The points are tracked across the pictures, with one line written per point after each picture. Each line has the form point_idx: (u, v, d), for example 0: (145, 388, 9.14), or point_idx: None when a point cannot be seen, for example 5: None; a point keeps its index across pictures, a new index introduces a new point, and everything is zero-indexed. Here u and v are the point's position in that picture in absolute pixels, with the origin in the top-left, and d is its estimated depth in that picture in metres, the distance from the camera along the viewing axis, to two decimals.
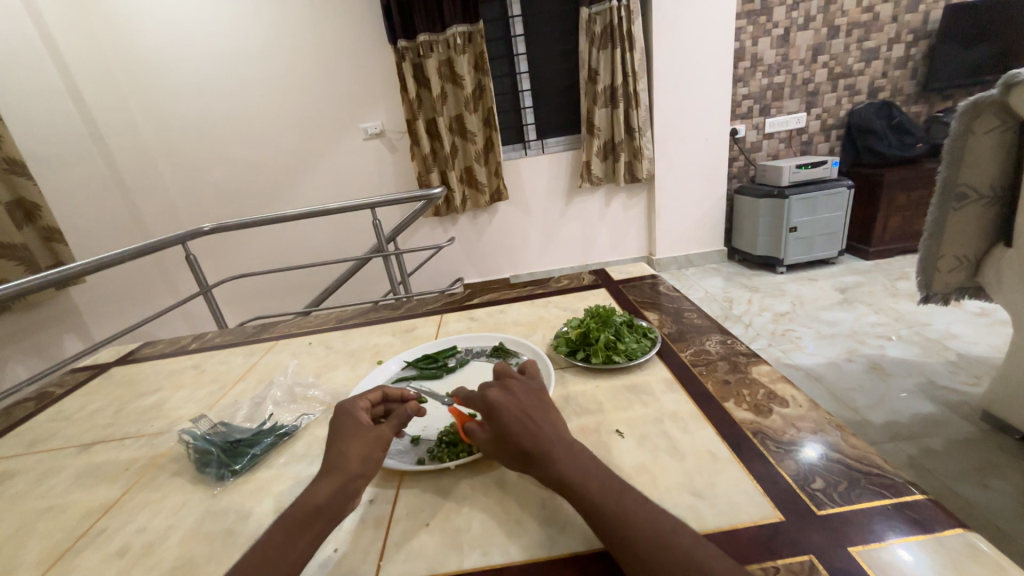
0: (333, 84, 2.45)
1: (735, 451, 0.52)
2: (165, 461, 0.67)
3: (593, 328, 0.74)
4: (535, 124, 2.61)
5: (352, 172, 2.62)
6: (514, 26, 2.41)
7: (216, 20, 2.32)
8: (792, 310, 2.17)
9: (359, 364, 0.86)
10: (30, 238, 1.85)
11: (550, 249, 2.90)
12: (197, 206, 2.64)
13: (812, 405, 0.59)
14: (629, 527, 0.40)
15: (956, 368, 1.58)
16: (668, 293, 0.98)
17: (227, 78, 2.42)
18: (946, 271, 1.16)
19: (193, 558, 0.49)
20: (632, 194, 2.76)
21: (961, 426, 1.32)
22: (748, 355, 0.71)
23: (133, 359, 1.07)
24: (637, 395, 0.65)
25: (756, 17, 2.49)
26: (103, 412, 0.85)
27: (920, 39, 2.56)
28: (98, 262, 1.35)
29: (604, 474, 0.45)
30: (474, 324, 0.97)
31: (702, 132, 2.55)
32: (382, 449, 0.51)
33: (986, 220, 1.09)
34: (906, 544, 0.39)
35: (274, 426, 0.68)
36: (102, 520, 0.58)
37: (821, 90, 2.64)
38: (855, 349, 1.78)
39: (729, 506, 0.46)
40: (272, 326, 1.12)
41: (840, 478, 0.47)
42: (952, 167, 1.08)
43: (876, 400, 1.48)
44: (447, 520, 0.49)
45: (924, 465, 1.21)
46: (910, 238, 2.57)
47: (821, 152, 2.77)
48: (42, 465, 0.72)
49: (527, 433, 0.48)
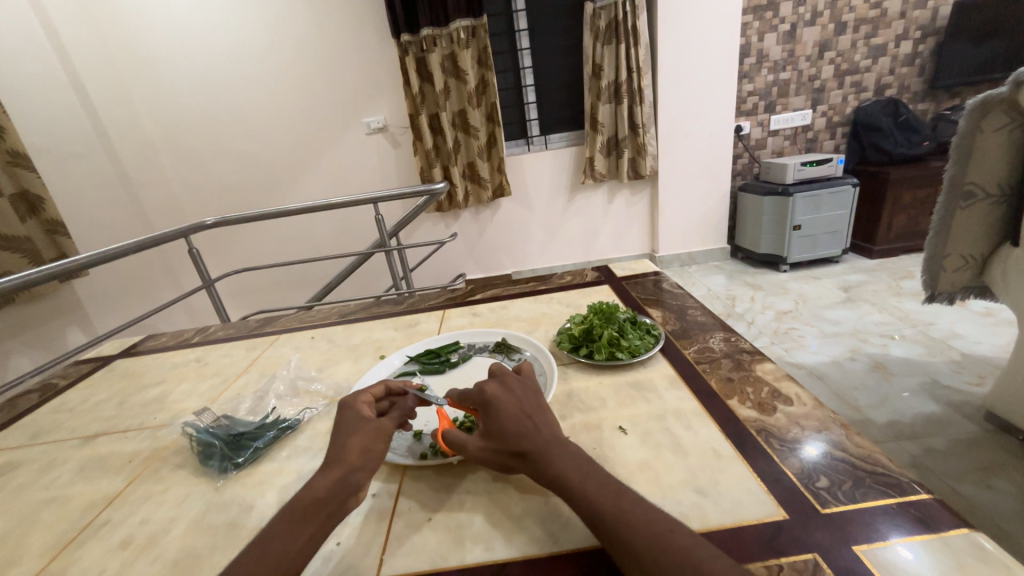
0: (336, 78, 2.44)
1: (739, 449, 0.52)
2: (168, 454, 0.67)
3: (597, 324, 0.74)
4: (538, 120, 2.60)
5: (355, 167, 2.62)
6: (518, 20, 2.40)
7: (219, 13, 2.31)
8: (795, 308, 2.16)
9: (361, 358, 0.86)
10: (34, 231, 1.85)
11: (552, 245, 2.90)
12: (200, 200, 2.65)
13: (816, 403, 0.58)
14: (627, 525, 0.40)
15: (960, 368, 1.58)
16: (672, 290, 0.97)
17: (230, 71, 2.42)
18: (952, 271, 1.15)
19: (196, 550, 0.50)
20: (635, 191, 2.75)
21: (964, 426, 1.32)
22: (752, 353, 0.71)
23: (136, 352, 1.08)
24: (640, 391, 0.65)
25: (763, 13, 2.47)
26: (106, 404, 0.86)
27: (928, 36, 2.54)
28: (101, 255, 1.35)
29: (601, 474, 0.45)
30: (477, 320, 0.96)
31: (707, 129, 2.53)
32: (382, 442, 0.51)
33: (993, 220, 1.08)
34: (912, 544, 0.39)
35: (276, 420, 0.68)
36: (106, 511, 0.58)
37: (827, 87, 2.62)
38: (857, 348, 1.77)
39: (732, 504, 0.45)
40: (275, 320, 1.12)
41: (843, 477, 0.47)
42: (959, 165, 1.07)
43: (878, 399, 1.48)
44: (449, 515, 0.49)
45: (926, 465, 1.21)
46: (915, 237, 2.55)
47: (826, 150, 2.75)
48: (46, 456, 0.72)
49: (524, 431, 0.49)
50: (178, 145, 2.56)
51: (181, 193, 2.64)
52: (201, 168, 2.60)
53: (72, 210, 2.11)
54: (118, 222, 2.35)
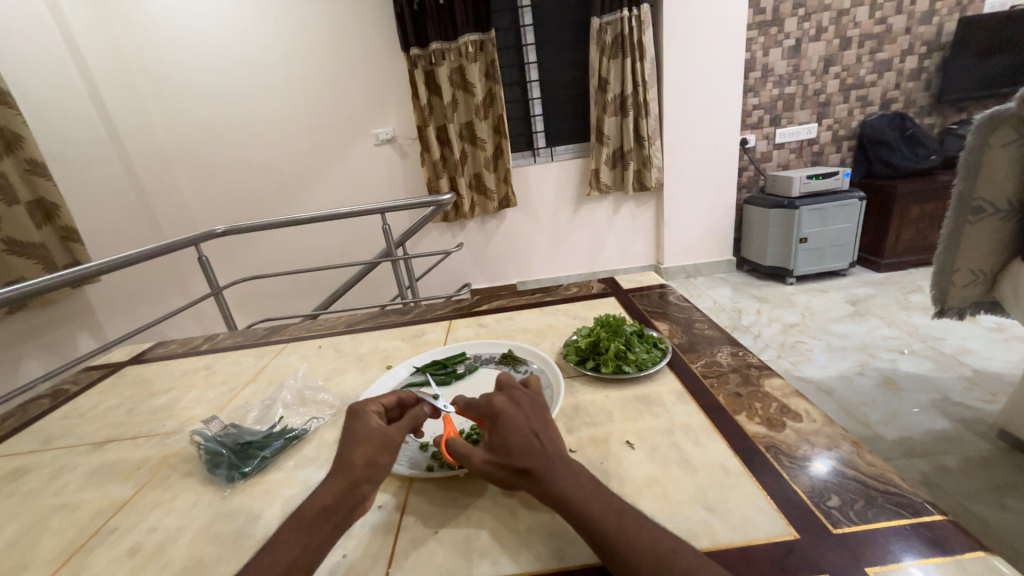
0: (346, 91, 2.48)
1: (747, 465, 0.52)
2: (177, 461, 0.67)
3: (604, 337, 0.74)
4: (544, 132, 2.62)
5: (363, 177, 2.65)
6: (525, 35, 2.44)
7: (233, 26, 2.37)
8: (802, 321, 2.15)
9: (368, 368, 0.87)
10: (48, 237, 1.88)
11: (557, 255, 2.90)
12: (212, 209, 2.70)
13: (826, 420, 0.58)
14: (630, 549, 0.40)
15: (971, 384, 1.55)
16: (678, 302, 0.97)
17: (243, 83, 2.47)
18: (961, 286, 1.14)
19: (204, 559, 0.50)
20: (639, 203, 2.76)
21: (977, 444, 1.30)
22: (761, 367, 0.70)
23: (146, 359, 1.09)
24: (647, 405, 0.65)
25: (768, 28, 2.50)
26: (116, 411, 0.86)
27: (933, 51, 2.55)
28: (111, 262, 1.35)
29: (605, 494, 0.45)
30: (483, 330, 0.97)
31: (712, 142, 2.55)
32: (387, 454, 0.50)
33: (1002, 235, 1.07)
34: (924, 565, 0.39)
35: (284, 429, 0.68)
36: (114, 519, 0.58)
37: (832, 101, 2.63)
38: (866, 363, 1.75)
39: (742, 522, 0.45)
40: (283, 329, 1.13)
41: (855, 496, 0.46)
42: (968, 179, 1.06)
43: (888, 415, 1.46)
44: (455, 529, 0.49)
45: (937, 483, 1.19)
46: (923, 251, 2.54)
47: (832, 163, 2.76)
48: (56, 463, 0.73)
49: (529, 448, 0.48)
50: (191, 155, 2.60)
51: (193, 201, 2.68)
52: (212, 177, 2.64)
53: (87, 217, 2.15)
54: (130, 230, 2.38)
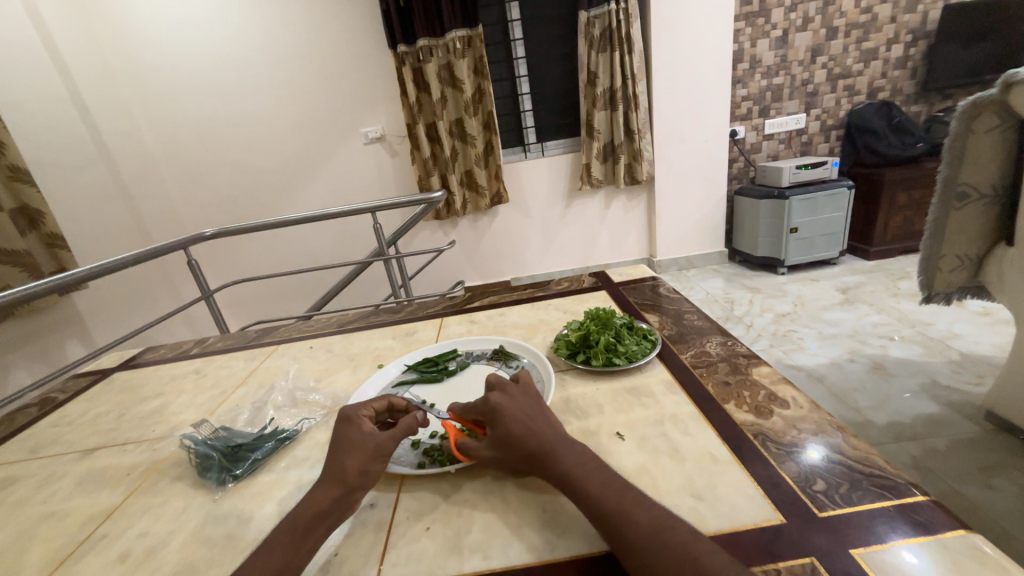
0: (335, 88, 2.46)
1: (736, 453, 0.52)
2: (166, 466, 0.67)
3: (593, 330, 0.74)
4: (534, 127, 2.62)
5: (353, 177, 2.63)
6: (513, 30, 2.42)
7: (217, 24, 2.34)
8: (794, 310, 2.17)
9: (360, 367, 0.86)
10: (33, 244, 1.86)
11: (550, 251, 2.90)
12: (201, 212, 2.68)
13: (813, 406, 0.58)
14: (630, 524, 0.40)
15: (959, 367, 1.58)
16: (668, 294, 0.98)
17: (229, 84, 2.44)
18: (948, 271, 1.15)
19: (195, 562, 0.50)
20: (631, 196, 2.76)
21: (964, 426, 1.32)
22: (749, 356, 0.71)
23: (136, 364, 1.08)
24: (638, 397, 0.65)
25: (755, 19, 2.50)
26: (104, 417, 0.86)
27: (919, 39, 2.57)
28: (97, 267, 1.33)
29: (606, 474, 0.45)
30: (475, 326, 0.97)
31: (702, 134, 2.55)
32: (381, 462, 0.51)
33: (987, 220, 1.09)
34: (908, 546, 0.39)
35: (275, 431, 0.68)
36: (104, 525, 0.58)
37: (820, 91, 2.64)
38: (857, 350, 1.77)
39: (730, 508, 0.46)
40: (274, 330, 1.12)
41: (841, 480, 0.47)
42: (952, 166, 1.07)
43: (879, 400, 1.48)
44: (446, 524, 0.49)
45: (927, 465, 1.21)
46: (911, 238, 2.57)
47: (821, 153, 2.77)
48: (44, 471, 0.72)
49: (529, 435, 0.49)
50: (178, 158, 2.57)
51: (182, 205, 2.66)
52: (201, 179, 2.61)
53: (73, 224, 2.12)
54: (116, 234, 2.35)
